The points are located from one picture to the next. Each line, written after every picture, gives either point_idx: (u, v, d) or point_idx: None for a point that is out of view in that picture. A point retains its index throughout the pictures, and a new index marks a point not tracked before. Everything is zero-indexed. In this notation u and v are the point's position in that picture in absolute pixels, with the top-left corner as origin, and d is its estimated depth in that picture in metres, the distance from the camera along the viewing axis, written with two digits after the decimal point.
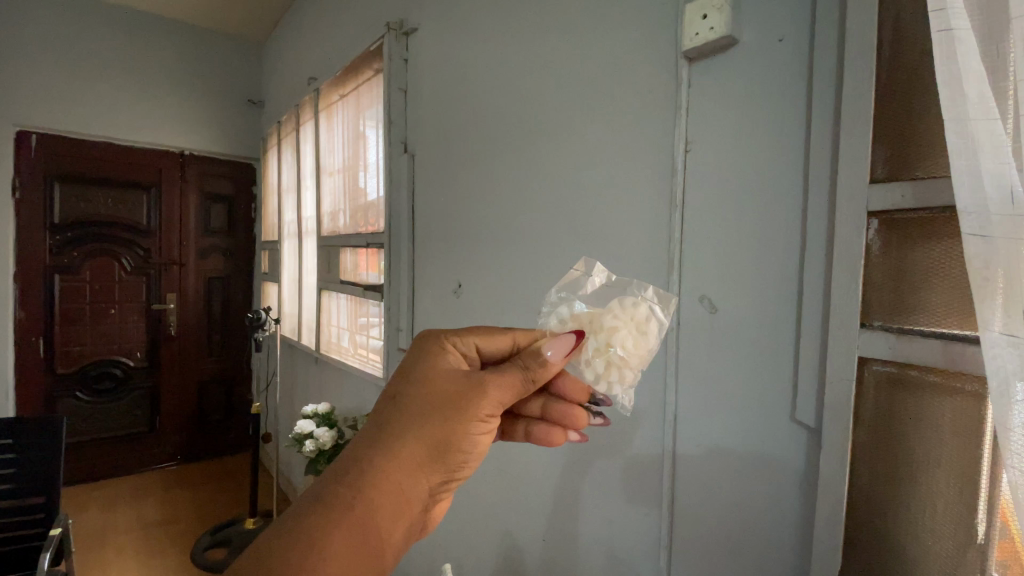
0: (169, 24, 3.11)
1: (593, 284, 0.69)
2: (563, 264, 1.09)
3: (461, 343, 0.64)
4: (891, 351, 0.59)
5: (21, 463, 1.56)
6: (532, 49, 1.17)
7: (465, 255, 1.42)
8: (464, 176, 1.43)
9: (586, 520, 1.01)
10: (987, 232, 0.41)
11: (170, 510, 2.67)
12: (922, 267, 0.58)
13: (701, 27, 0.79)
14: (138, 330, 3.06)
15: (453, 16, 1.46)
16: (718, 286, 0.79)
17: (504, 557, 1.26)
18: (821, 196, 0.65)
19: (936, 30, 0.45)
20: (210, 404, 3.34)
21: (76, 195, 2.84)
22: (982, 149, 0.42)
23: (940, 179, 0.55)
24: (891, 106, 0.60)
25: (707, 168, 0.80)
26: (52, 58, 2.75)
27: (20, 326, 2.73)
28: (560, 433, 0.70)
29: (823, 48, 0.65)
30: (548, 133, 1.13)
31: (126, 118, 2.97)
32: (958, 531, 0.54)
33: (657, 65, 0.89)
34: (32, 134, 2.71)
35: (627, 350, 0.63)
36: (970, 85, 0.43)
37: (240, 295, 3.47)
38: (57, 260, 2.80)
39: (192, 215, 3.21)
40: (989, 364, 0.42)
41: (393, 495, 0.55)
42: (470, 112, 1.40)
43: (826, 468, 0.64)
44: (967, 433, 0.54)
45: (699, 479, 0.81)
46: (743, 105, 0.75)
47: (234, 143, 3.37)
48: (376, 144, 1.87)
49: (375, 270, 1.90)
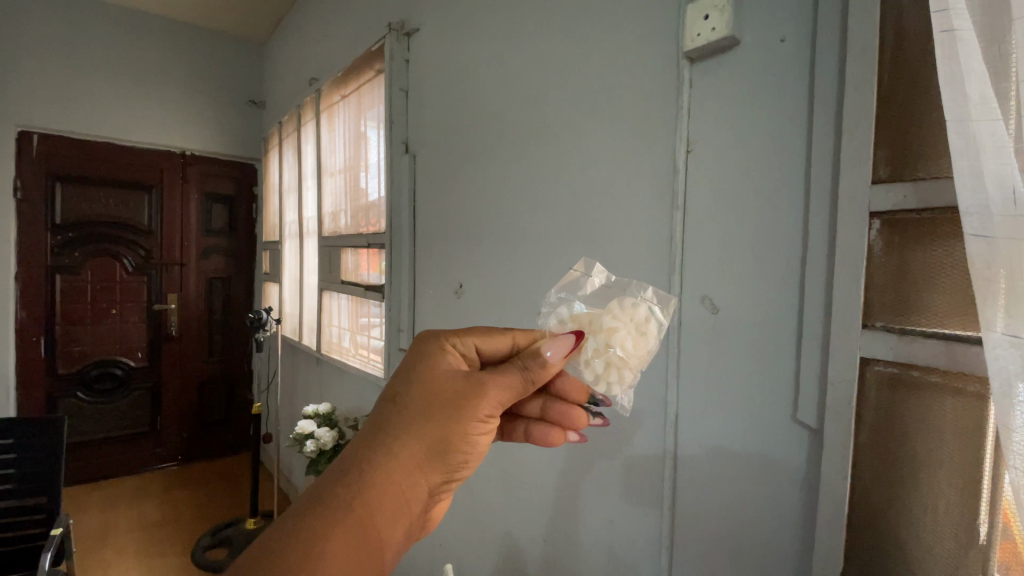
0: (171, 25, 3.12)
1: (593, 285, 0.69)
2: (564, 264, 1.09)
3: (460, 343, 0.64)
4: (893, 352, 0.59)
5: (22, 463, 1.56)
6: (534, 50, 1.17)
7: (466, 255, 1.43)
8: (465, 177, 1.43)
9: (587, 520, 1.01)
10: (988, 232, 0.41)
11: (170, 510, 2.67)
12: (924, 267, 0.58)
13: (703, 28, 0.79)
14: (139, 330, 3.06)
15: (454, 17, 1.46)
16: (718, 287, 0.79)
17: (504, 557, 1.26)
18: (822, 196, 0.65)
19: (938, 31, 0.45)
20: (211, 404, 3.34)
21: (77, 195, 2.84)
22: (984, 149, 0.42)
23: (942, 180, 0.55)
24: (893, 107, 0.60)
25: (708, 169, 0.80)
26: (54, 58, 2.76)
27: (21, 326, 2.73)
28: (559, 433, 0.71)
29: (825, 49, 0.65)
30: (549, 133, 1.13)
31: (128, 118, 2.98)
32: (960, 531, 0.54)
33: (658, 66, 0.89)
34: (33, 134, 2.71)
35: (626, 350, 0.63)
36: (972, 86, 0.43)
37: (241, 295, 3.47)
38: (58, 260, 2.80)
39: (193, 216, 3.21)
40: (991, 364, 0.42)
41: (393, 495, 0.55)
42: (471, 113, 1.40)
43: (827, 469, 0.64)
44: (968, 433, 0.54)
45: (700, 480, 0.81)
46: (745, 105, 0.75)
47: (235, 144, 3.37)
48: (377, 145, 1.87)
49: (376, 270, 1.91)
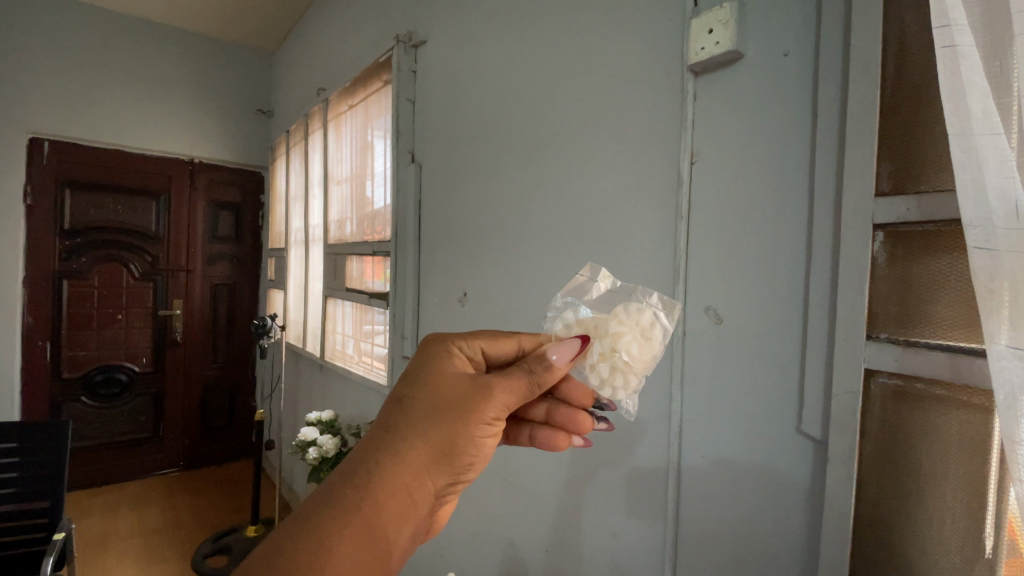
0: (181, 36, 3.18)
1: (599, 289, 0.70)
2: (566, 273, 1.10)
3: (467, 346, 0.66)
4: (897, 363, 0.59)
5: (20, 468, 1.56)
6: (539, 60, 1.19)
7: (468, 263, 1.44)
8: (469, 187, 1.45)
9: (589, 530, 1.01)
10: (992, 244, 0.42)
11: (170, 517, 2.65)
12: (926, 280, 0.59)
13: (706, 42, 0.80)
14: (144, 335, 3.09)
15: (461, 31, 1.49)
16: (723, 297, 0.79)
17: (505, 566, 1.26)
18: (826, 210, 0.66)
19: (941, 46, 0.46)
20: (212, 411, 3.34)
21: (87, 201, 2.87)
22: (987, 164, 0.42)
23: (945, 194, 0.55)
24: (897, 119, 0.61)
25: (712, 180, 0.81)
26: (67, 66, 2.81)
27: (27, 331, 2.74)
28: (564, 437, 0.70)
29: (830, 63, 0.66)
30: (552, 143, 1.15)
31: (137, 127, 3.02)
32: (965, 544, 0.54)
33: (661, 79, 0.90)
34: (44, 141, 2.76)
35: (631, 355, 0.63)
36: (973, 100, 0.43)
37: (247, 303, 3.49)
38: (65, 265, 2.82)
39: (199, 223, 3.25)
40: (995, 377, 0.42)
41: (400, 496, 0.56)
42: (477, 121, 1.42)
43: (833, 483, 0.63)
44: (975, 446, 0.54)
45: (702, 490, 0.81)
46: (747, 118, 0.77)
47: (244, 152, 3.43)
48: (383, 153, 1.89)
49: (381, 278, 1.91)
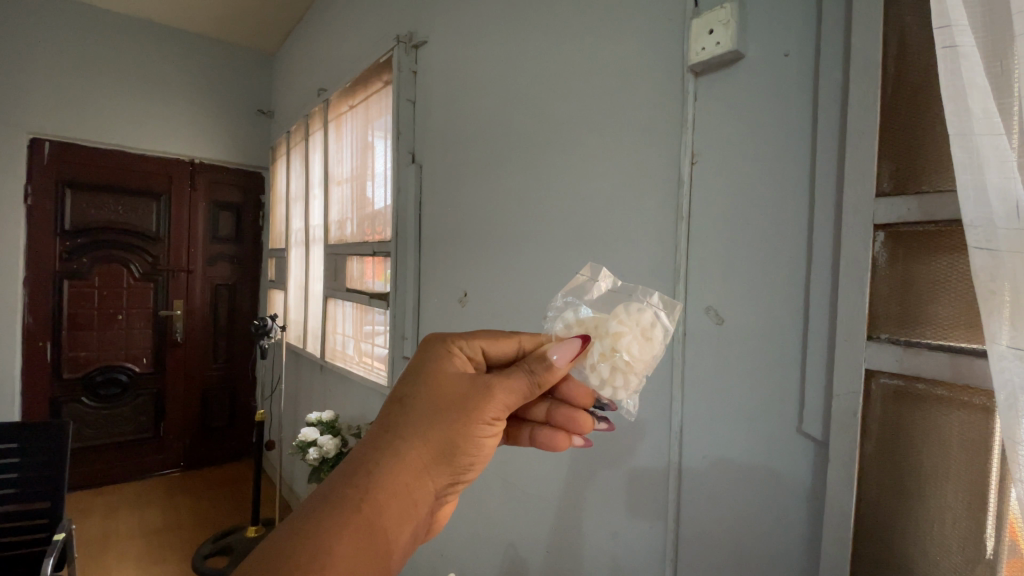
0: (181, 36, 3.18)
1: (599, 289, 0.70)
2: (566, 273, 1.10)
3: (467, 346, 0.66)
4: (898, 363, 0.59)
5: (20, 469, 1.56)
6: (540, 60, 1.19)
7: (469, 263, 1.44)
8: (469, 188, 1.45)
9: (589, 530, 1.01)
10: (993, 244, 0.42)
11: (170, 518, 2.65)
12: (927, 280, 0.59)
13: (706, 42, 0.80)
14: (144, 335, 3.08)
15: (462, 31, 1.49)
16: (724, 297, 0.79)
17: (506, 566, 1.25)
18: (826, 211, 0.66)
19: (941, 46, 0.46)
20: (212, 411, 3.34)
21: (87, 201, 2.87)
22: (987, 164, 0.42)
23: (945, 194, 0.55)
24: (897, 120, 0.61)
25: (712, 181, 0.81)
26: (68, 66, 2.81)
27: (27, 331, 2.74)
28: (565, 437, 0.70)
29: (830, 63, 0.66)
30: (552, 144, 1.15)
31: (138, 128, 3.03)
32: (967, 545, 0.54)
33: (661, 80, 0.91)
34: (45, 142, 2.76)
35: (632, 355, 0.63)
36: (974, 100, 0.43)
37: (247, 303, 3.49)
38: (66, 265, 2.83)
39: (200, 223, 3.25)
40: (995, 377, 0.42)
41: (400, 496, 0.56)
42: (478, 121, 1.42)
43: (834, 484, 0.63)
44: (976, 447, 0.54)
45: (702, 490, 0.81)
46: (748, 118, 0.77)
47: (244, 153, 3.43)
48: (383, 153, 1.89)
49: (381, 279, 1.91)
